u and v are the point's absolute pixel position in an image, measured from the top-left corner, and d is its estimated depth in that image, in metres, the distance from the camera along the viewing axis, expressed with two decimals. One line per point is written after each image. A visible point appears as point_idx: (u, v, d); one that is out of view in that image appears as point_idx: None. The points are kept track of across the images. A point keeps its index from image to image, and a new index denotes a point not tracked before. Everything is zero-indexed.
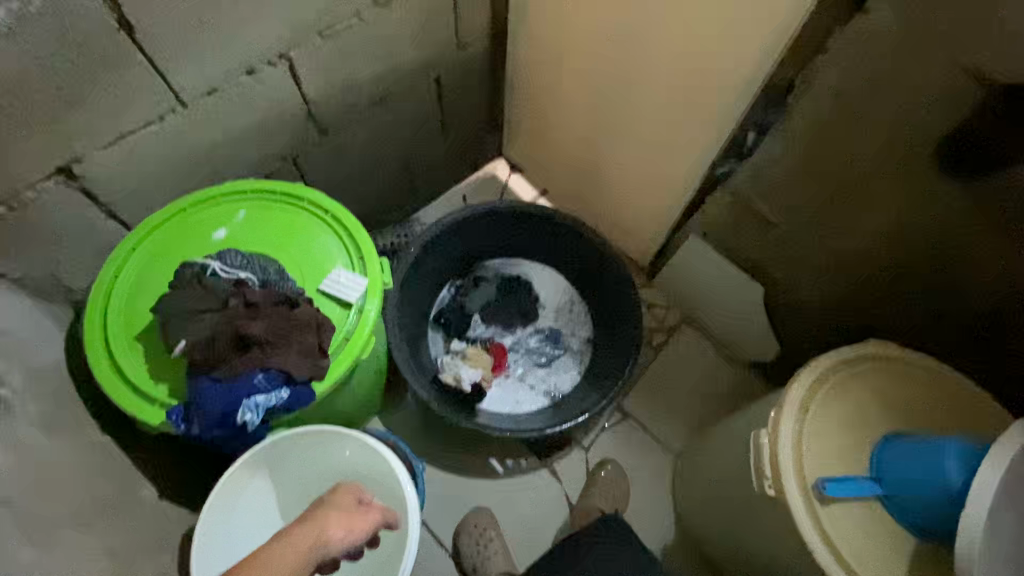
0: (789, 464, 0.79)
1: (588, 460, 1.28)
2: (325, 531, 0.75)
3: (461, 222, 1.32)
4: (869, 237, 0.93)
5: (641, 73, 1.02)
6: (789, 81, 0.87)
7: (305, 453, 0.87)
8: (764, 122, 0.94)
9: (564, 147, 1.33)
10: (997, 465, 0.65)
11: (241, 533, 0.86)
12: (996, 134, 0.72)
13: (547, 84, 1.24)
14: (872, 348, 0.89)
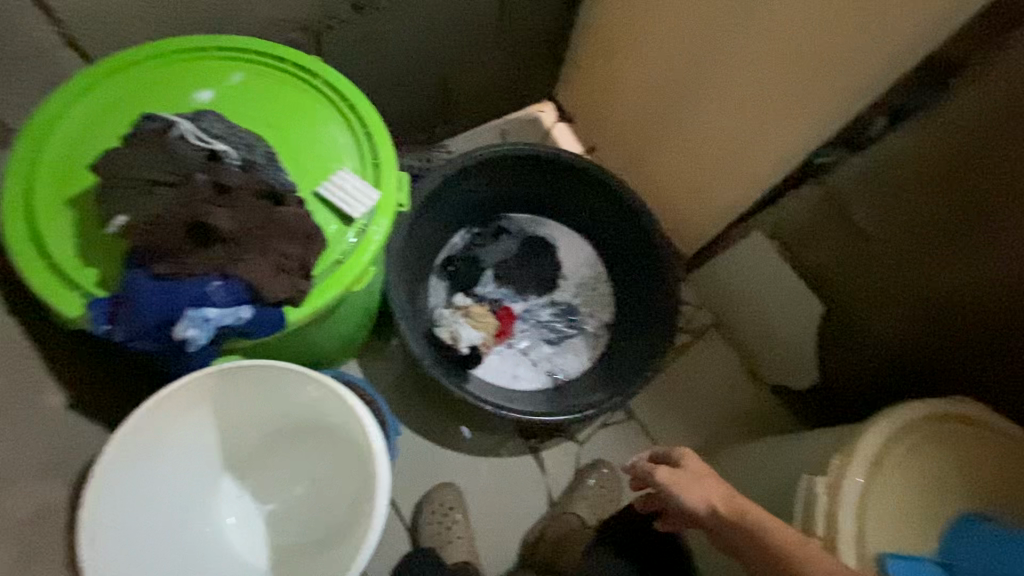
0: (847, 526, 0.64)
1: (578, 457, 1.14)
2: None
3: (496, 160, 1.13)
4: (1000, 276, 0.76)
5: (759, 18, 0.83)
6: (960, 60, 0.68)
7: (259, 387, 0.70)
8: (903, 110, 0.76)
9: (631, 99, 1.14)
10: None
11: (164, 466, 0.70)
12: None
13: (636, 16, 1.03)
14: (970, 407, 0.73)
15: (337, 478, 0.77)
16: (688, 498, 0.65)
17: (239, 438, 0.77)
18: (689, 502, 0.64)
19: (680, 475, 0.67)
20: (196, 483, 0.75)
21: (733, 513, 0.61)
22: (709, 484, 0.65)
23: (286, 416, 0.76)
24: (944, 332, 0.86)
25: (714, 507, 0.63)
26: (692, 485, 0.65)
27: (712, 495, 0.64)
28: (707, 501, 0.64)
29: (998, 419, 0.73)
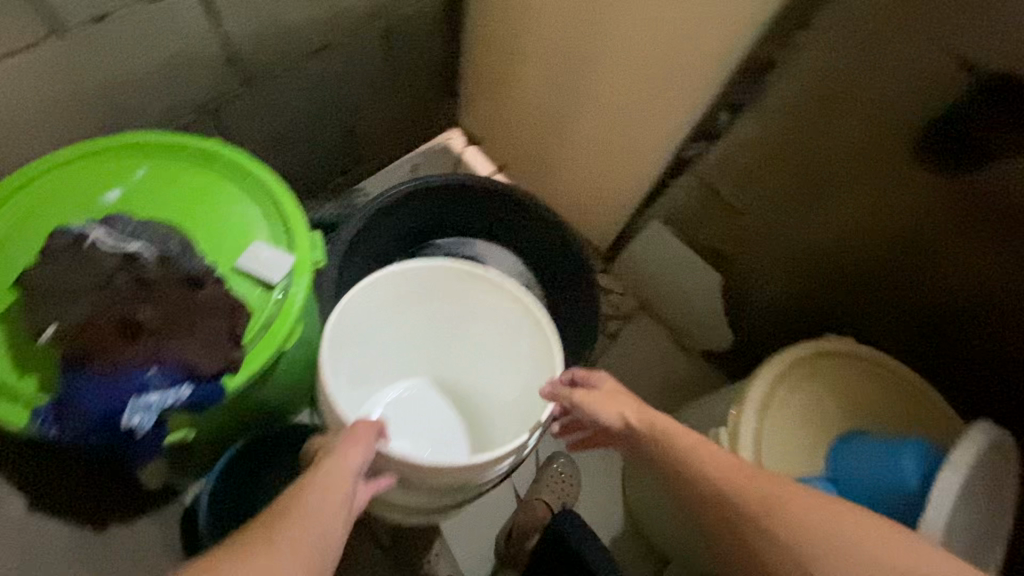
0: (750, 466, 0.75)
1: (538, 453, 1.22)
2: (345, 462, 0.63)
3: (410, 194, 1.20)
4: (849, 231, 0.89)
5: (607, 41, 0.95)
6: (767, 58, 0.80)
7: (450, 290, 0.93)
8: (738, 103, 0.87)
9: (524, 119, 1.24)
10: (957, 467, 0.67)
11: (370, 374, 0.98)
12: (977, 125, 0.69)
13: (512, 45, 1.14)
14: (843, 346, 0.86)
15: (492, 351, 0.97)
16: (605, 414, 0.72)
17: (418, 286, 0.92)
18: (606, 417, 0.72)
19: (594, 396, 0.74)
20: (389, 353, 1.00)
21: (644, 426, 0.69)
22: (621, 401, 0.73)
23: (446, 297, 0.94)
24: (818, 284, 1.00)
25: (628, 421, 0.71)
26: (609, 402, 0.73)
27: (625, 409, 0.72)
28: (622, 416, 0.72)
29: (868, 354, 0.86)
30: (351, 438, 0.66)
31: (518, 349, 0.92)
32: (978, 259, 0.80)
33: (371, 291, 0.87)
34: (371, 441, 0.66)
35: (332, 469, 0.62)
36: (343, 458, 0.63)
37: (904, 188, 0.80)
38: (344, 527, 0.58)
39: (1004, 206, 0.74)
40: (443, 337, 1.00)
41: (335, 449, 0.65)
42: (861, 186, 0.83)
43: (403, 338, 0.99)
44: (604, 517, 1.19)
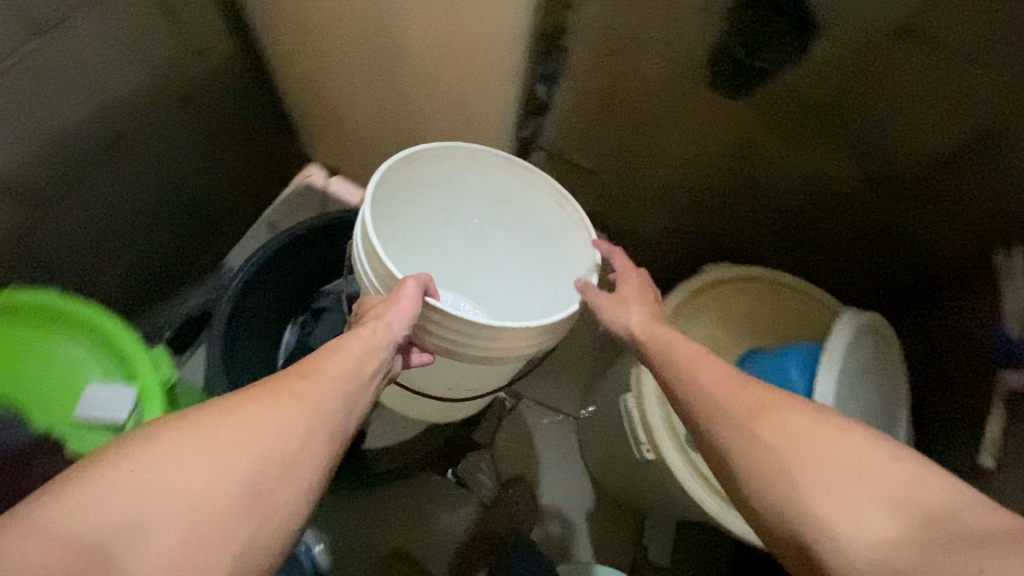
0: (661, 426, 0.77)
1: (493, 457, 1.23)
2: (388, 311, 0.65)
3: (276, 255, 1.15)
4: (689, 168, 0.88)
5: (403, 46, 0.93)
6: (556, 28, 0.77)
7: (453, 173, 0.86)
8: (550, 74, 0.85)
9: (367, 137, 1.21)
10: (830, 369, 0.71)
11: (398, 250, 0.93)
12: (755, 42, 0.68)
13: (325, 71, 1.09)
14: (734, 271, 0.88)
15: (493, 217, 0.92)
16: (613, 320, 0.68)
17: (423, 188, 0.87)
18: (613, 325, 0.68)
19: (603, 302, 0.70)
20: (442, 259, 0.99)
21: (650, 332, 0.64)
22: (633, 307, 0.68)
23: (432, 199, 0.89)
24: (687, 225, 0.98)
25: (632, 331, 0.66)
26: (618, 307, 0.69)
27: (631, 319, 0.67)
28: (628, 324, 0.67)
29: (760, 272, 0.89)
30: (400, 296, 0.67)
31: (525, 236, 0.91)
32: (808, 163, 0.80)
33: (424, 166, 0.83)
34: (418, 299, 0.67)
35: (375, 334, 0.63)
36: (387, 320, 0.65)
37: (716, 117, 0.79)
38: (358, 383, 0.59)
39: (808, 110, 0.74)
40: (471, 244, 0.97)
41: (385, 305, 0.67)
42: (682, 121, 0.82)
43: (441, 235, 0.96)
44: (573, 495, 1.21)
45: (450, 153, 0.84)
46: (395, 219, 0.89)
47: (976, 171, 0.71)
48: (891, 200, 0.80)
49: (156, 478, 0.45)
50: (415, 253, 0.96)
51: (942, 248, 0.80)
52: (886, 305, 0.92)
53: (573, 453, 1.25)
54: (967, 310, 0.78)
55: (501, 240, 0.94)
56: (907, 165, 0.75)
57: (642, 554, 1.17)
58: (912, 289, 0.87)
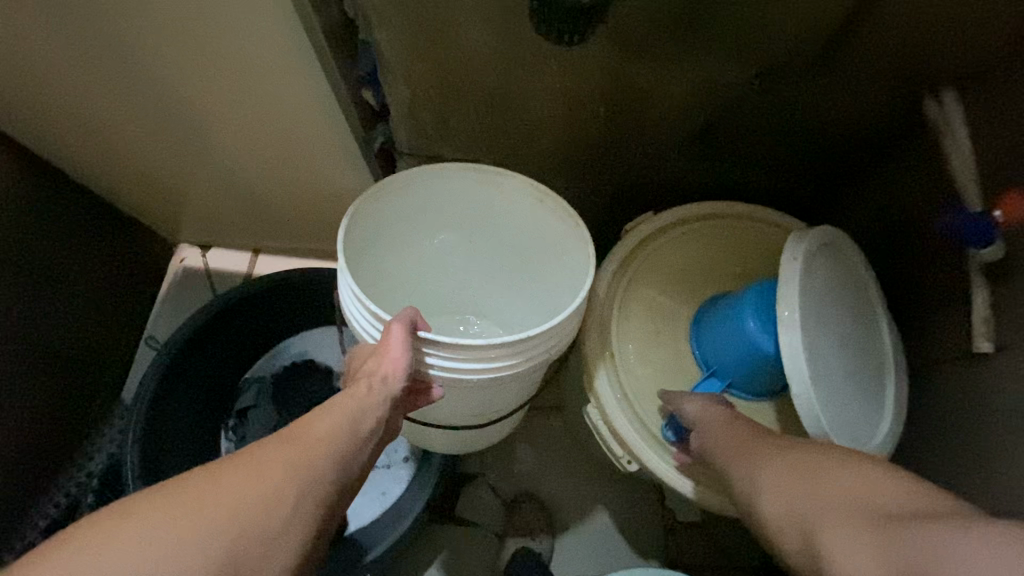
0: (632, 435, 0.69)
1: (492, 479, 1.15)
2: (381, 364, 0.62)
3: (169, 372, 1.00)
4: (571, 128, 0.75)
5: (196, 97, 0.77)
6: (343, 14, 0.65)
7: (419, 198, 0.77)
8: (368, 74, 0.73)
9: (219, 201, 1.05)
10: (790, 328, 0.60)
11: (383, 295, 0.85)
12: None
13: (132, 148, 0.92)
14: (652, 226, 0.76)
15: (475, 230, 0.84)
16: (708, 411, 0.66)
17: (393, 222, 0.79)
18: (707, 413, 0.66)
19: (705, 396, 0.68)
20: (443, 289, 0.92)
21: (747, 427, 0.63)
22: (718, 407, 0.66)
23: (406, 229, 0.81)
24: (596, 185, 0.85)
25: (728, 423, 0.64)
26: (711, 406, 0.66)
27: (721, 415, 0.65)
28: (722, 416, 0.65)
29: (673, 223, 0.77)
30: (389, 344, 0.63)
31: (516, 243, 0.83)
32: (696, 77, 0.67)
33: (381, 205, 0.74)
34: (407, 340, 0.63)
35: (369, 391, 0.60)
36: (381, 374, 0.61)
37: (578, 67, 0.65)
38: (356, 442, 0.56)
39: (676, 28, 0.61)
40: (466, 263, 0.89)
41: (375, 360, 0.63)
42: (544, 82, 0.68)
43: (420, 263, 0.87)
44: (583, 484, 1.14)
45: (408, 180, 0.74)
46: (373, 264, 0.81)
47: (880, 32, 0.62)
48: (800, 91, 0.69)
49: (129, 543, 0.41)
50: (414, 285, 0.89)
51: (865, 122, 0.73)
52: (821, 192, 0.84)
53: (568, 443, 1.17)
54: (909, 180, 0.72)
55: (493, 251, 0.87)
56: (805, 49, 0.64)
57: (670, 516, 1.12)
58: (848, 169, 0.80)
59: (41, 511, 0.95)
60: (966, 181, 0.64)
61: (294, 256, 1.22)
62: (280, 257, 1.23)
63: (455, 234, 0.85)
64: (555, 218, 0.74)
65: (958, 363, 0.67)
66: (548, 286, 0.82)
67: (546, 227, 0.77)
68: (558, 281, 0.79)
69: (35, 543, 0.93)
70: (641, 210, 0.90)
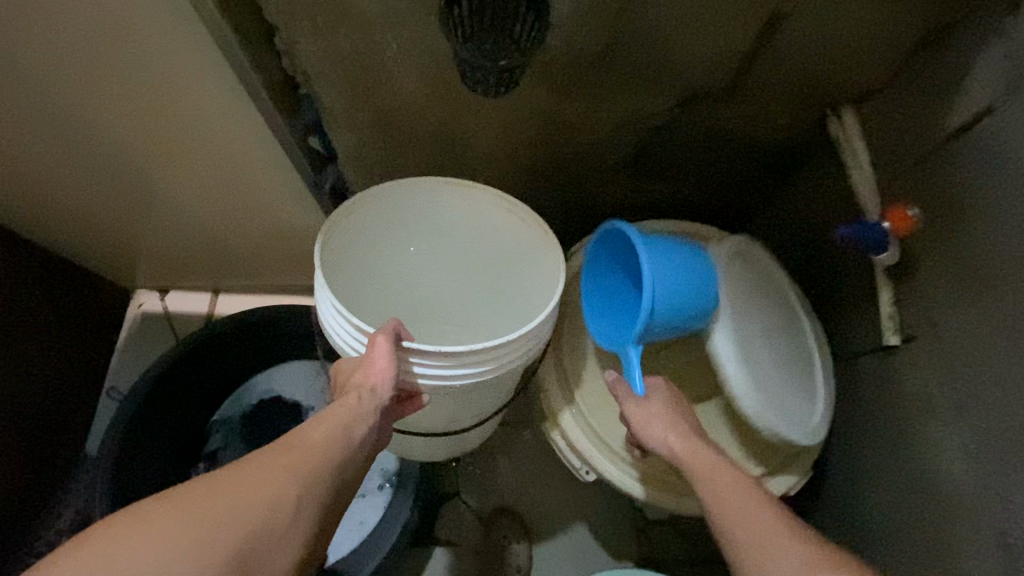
0: (588, 446, 0.74)
1: (468, 497, 1.17)
2: (375, 363, 0.65)
3: (136, 422, 1.00)
4: (514, 158, 0.79)
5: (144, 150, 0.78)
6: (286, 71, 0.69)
7: (393, 213, 0.80)
8: (315, 122, 0.77)
9: (176, 244, 1.05)
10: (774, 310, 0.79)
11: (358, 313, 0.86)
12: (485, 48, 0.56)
13: (81, 200, 0.92)
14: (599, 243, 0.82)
15: (450, 245, 0.87)
16: (654, 437, 0.67)
17: (369, 236, 0.81)
18: (655, 438, 0.67)
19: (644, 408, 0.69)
20: (418, 312, 0.92)
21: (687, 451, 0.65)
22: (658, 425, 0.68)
23: (381, 245, 0.83)
24: (545, 208, 0.90)
25: (673, 447, 0.67)
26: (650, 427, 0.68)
27: (664, 436, 0.67)
28: (665, 441, 0.67)
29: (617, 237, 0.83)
30: (374, 355, 0.66)
31: (491, 257, 0.86)
32: (623, 110, 0.73)
33: (354, 220, 0.76)
34: (392, 350, 0.66)
35: (359, 401, 0.62)
36: (370, 384, 0.64)
37: (514, 105, 0.70)
38: (350, 450, 0.58)
39: (600, 68, 0.66)
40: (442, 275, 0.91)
41: (362, 371, 0.66)
42: (484, 119, 0.72)
43: (396, 282, 0.89)
44: (557, 494, 1.18)
45: (386, 195, 0.77)
46: (349, 279, 0.82)
47: (782, 64, 0.68)
48: (720, 115, 0.76)
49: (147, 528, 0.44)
50: (391, 299, 0.90)
51: (780, 138, 0.79)
52: (751, 201, 0.91)
53: (540, 454, 1.21)
54: (820, 188, 0.80)
55: (469, 266, 0.89)
56: (716, 82, 0.70)
57: (640, 515, 1.17)
58: (770, 176, 0.87)
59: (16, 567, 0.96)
60: (867, 191, 0.71)
61: (255, 293, 1.22)
62: (240, 295, 1.23)
63: (430, 246, 0.87)
64: (527, 227, 0.78)
65: (876, 354, 0.74)
66: (523, 293, 0.85)
67: (519, 237, 0.80)
68: (529, 291, 0.83)
69: None
70: (588, 228, 0.96)
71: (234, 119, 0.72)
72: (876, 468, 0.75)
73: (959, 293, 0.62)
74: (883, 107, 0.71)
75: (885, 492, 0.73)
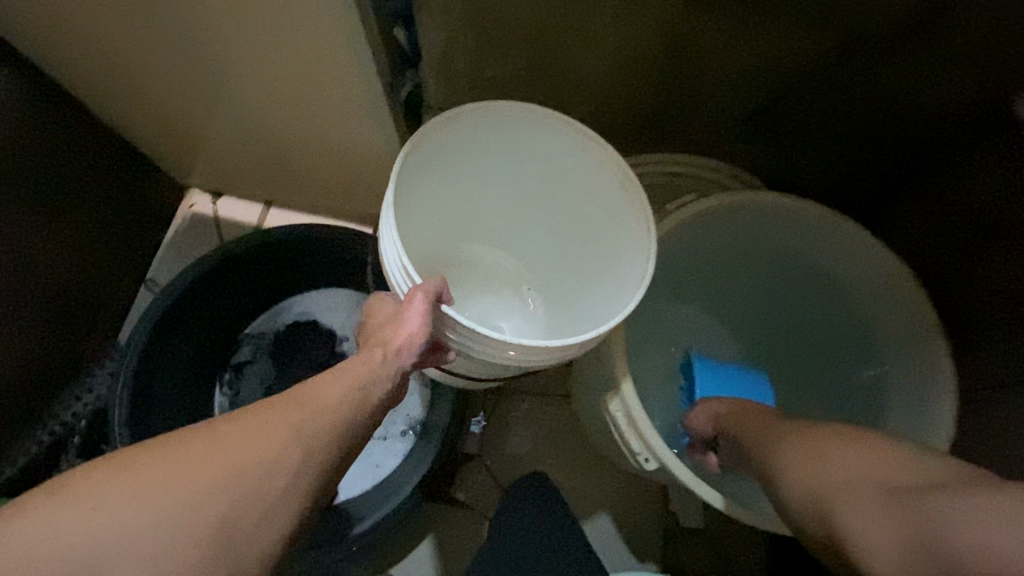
0: (657, 439, 0.64)
1: (490, 463, 1.10)
2: (403, 324, 0.58)
3: (167, 322, 0.96)
4: (614, 70, 0.72)
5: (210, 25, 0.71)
6: None
7: (490, 139, 0.74)
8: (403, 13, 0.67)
9: (230, 143, 0.99)
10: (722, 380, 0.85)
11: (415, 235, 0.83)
12: None
13: (144, 86, 0.86)
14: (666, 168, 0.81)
15: (523, 187, 0.82)
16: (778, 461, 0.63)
17: (447, 163, 0.76)
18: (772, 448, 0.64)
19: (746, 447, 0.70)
20: (463, 238, 0.89)
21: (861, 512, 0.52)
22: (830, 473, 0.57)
23: (457, 171, 0.78)
24: (649, 137, 0.85)
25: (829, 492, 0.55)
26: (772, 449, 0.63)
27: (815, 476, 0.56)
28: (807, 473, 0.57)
29: (713, 197, 0.74)
30: (407, 314, 0.58)
31: (563, 212, 0.82)
32: (756, 28, 0.68)
33: (472, 125, 0.71)
34: (427, 313, 0.59)
35: (383, 361, 0.53)
36: (395, 346, 0.56)
37: (643, 7, 0.64)
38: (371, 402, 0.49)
39: None
40: (515, 215, 0.87)
41: (391, 328, 0.58)
42: (604, 26, 0.66)
43: (455, 209, 0.84)
44: (586, 477, 1.09)
45: (482, 120, 0.70)
46: (417, 201, 0.78)
47: None
48: (869, 56, 0.69)
49: (78, 523, 0.39)
50: (458, 217, 0.86)
51: (937, 87, 0.69)
52: (895, 176, 0.80)
53: (574, 433, 1.11)
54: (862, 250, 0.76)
55: (534, 210, 0.85)
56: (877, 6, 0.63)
57: (673, 520, 1.07)
58: (922, 160, 0.76)
59: (19, 452, 0.93)
60: None
61: (307, 210, 1.17)
62: (291, 211, 1.18)
63: (512, 183, 0.82)
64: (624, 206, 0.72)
65: None
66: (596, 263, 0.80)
67: (613, 213, 0.74)
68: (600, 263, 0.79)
69: (14, 479, 0.92)
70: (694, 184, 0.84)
71: None
72: None
73: None
74: None
75: None
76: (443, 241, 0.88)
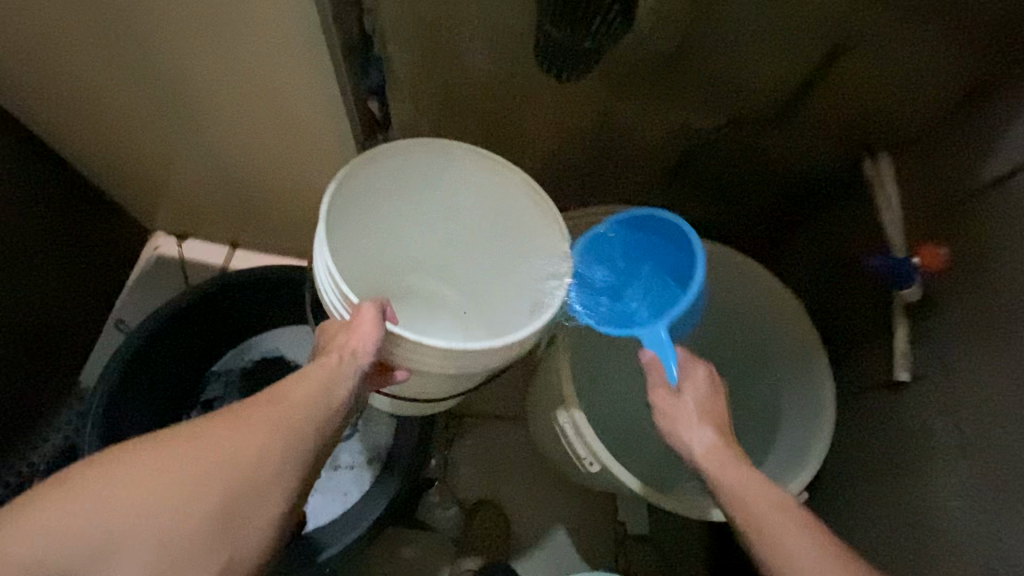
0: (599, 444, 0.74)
1: (452, 485, 1.17)
2: (352, 335, 0.62)
3: (136, 362, 0.99)
4: (556, 136, 0.85)
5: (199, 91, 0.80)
6: (360, 34, 0.71)
7: (418, 174, 0.81)
8: (376, 86, 0.78)
9: (204, 189, 1.06)
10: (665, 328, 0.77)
11: (353, 260, 0.88)
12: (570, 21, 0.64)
13: (126, 134, 0.92)
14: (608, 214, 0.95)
15: (452, 219, 0.89)
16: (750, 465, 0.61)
17: (376, 193, 0.81)
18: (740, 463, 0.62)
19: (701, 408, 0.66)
20: (401, 264, 0.95)
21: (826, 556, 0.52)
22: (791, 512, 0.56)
23: (389, 202, 0.84)
24: (586, 189, 0.98)
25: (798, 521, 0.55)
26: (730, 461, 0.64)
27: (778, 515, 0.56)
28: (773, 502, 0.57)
29: None
30: (359, 322, 0.63)
31: (489, 242, 0.89)
32: (670, 115, 0.81)
33: (397, 159, 0.77)
34: (378, 323, 0.63)
35: (340, 361, 0.60)
36: (351, 348, 0.61)
37: (576, 91, 0.77)
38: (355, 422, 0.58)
39: (661, 68, 0.73)
40: (448, 244, 0.93)
41: (344, 335, 0.63)
42: (546, 104, 0.79)
43: (389, 237, 0.90)
44: (542, 494, 1.18)
45: (409, 153, 0.77)
46: (351, 227, 0.84)
47: (846, 90, 0.73)
48: (762, 137, 0.83)
49: (90, 512, 0.46)
50: (394, 246, 0.92)
51: (818, 159, 0.84)
52: (788, 219, 0.97)
53: (529, 452, 1.20)
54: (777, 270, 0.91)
55: (464, 240, 0.91)
56: (764, 104, 0.77)
57: (622, 529, 1.17)
58: (808, 207, 0.93)
59: None
60: (894, 229, 0.74)
61: (272, 251, 1.23)
62: (257, 252, 1.24)
63: (441, 214, 0.88)
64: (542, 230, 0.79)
65: (884, 388, 0.76)
66: (520, 286, 0.87)
67: (532, 238, 0.82)
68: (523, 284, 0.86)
69: None
70: None
71: (297, 75, 0.74)
72: (867, 505, 0.77)
73: (973, 337, 0.64)
74: (917, 156, 0.75)
75: (874, 531, 0.75)
76: (383, 266, 0.94)
